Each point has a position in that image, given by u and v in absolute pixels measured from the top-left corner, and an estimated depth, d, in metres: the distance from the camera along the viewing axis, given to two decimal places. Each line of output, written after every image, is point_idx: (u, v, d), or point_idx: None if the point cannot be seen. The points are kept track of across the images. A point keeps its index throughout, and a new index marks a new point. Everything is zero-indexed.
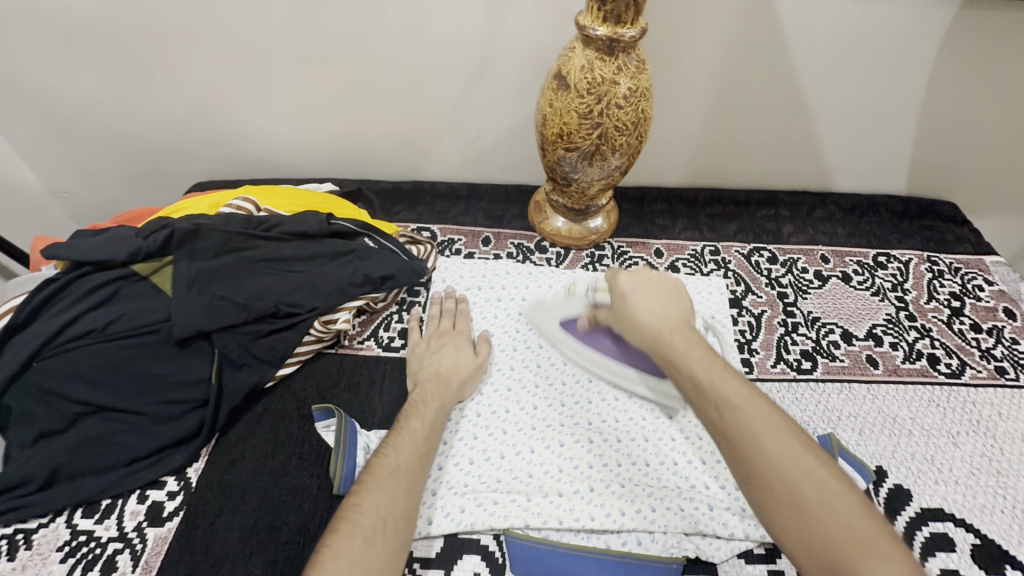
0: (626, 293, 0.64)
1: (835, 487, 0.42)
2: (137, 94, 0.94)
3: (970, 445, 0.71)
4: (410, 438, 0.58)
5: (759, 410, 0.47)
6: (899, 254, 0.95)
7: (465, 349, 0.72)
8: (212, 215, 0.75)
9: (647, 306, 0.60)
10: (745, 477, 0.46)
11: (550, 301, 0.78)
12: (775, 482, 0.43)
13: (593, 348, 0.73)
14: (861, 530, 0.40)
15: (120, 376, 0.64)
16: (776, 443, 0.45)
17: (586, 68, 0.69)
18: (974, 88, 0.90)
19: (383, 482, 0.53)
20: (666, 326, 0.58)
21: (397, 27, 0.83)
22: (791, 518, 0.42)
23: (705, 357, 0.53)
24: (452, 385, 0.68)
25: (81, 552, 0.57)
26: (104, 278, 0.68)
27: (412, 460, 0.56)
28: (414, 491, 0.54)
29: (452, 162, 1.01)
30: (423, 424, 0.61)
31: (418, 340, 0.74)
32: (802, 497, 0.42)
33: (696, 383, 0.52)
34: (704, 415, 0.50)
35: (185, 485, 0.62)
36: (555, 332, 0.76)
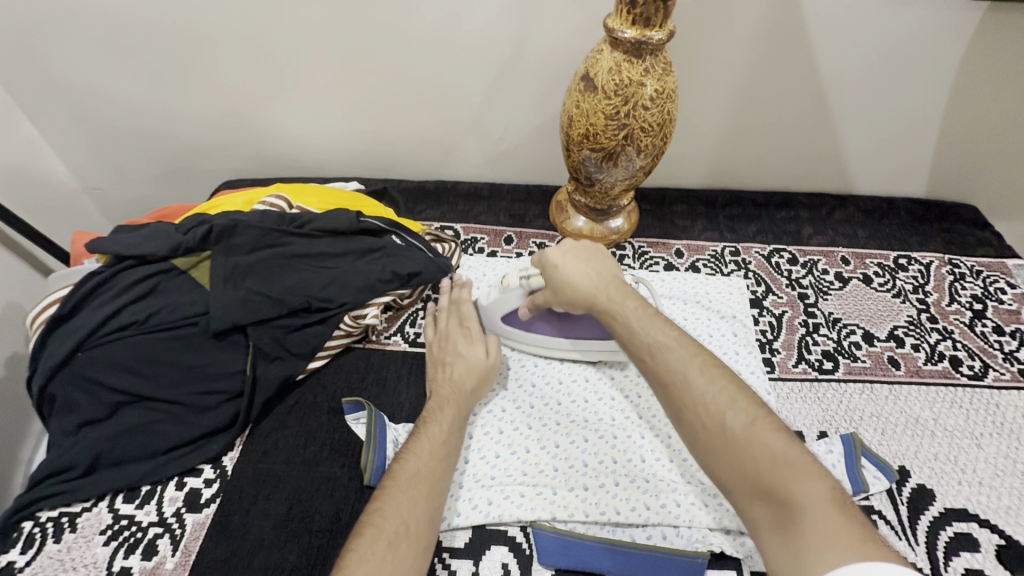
0: (556, 263, 0.65)
1: (750, 415, 0.48)
2: (171, 95, 0.96)
3: (994, 447, 0.71)
4: (429, 444, 0.58)
5: (686, 352, 0.55)
6: (920, 257, 0.96)
7: (475, 348, 0.70)
8: (247, 211, 0.77)
9: (579, 269, 0.64)
10: (676, 408, 0.52)
11: (486, 294, 0.74)
12: (700, 410, 0.50)
13: (536, 331, 0.74)
14: (778, 453, 0.45)
15: (160, 367, 0.66)
16: (702, 377, 0.51)
17: (613, 70, 0.70)
18: (997, 92, 0.91)
19: (403, 489, 0.53)
20: (601, 285, 0.63)
21: (427, 30, 0.85)
22: (713, 439, 0.48)
23: (640, 310, 0.60)
24: (468, 390, 0.66)
25: (123, 535, 0.59)
26: (144, 272, 0.70)
27: (432, 465, 0.57)
28: (435, 496, 0.55)
29: (475, 162, 1.03)
30: (442, 429, 0.61)
31: (433, 337, 0.74)
32: (726, 422, 0.48)
33: (632, 332, 0.59)
34: (639, 361, 0.57)
35: (221, 473, 0.64)
36: (496, 325, 0.75)
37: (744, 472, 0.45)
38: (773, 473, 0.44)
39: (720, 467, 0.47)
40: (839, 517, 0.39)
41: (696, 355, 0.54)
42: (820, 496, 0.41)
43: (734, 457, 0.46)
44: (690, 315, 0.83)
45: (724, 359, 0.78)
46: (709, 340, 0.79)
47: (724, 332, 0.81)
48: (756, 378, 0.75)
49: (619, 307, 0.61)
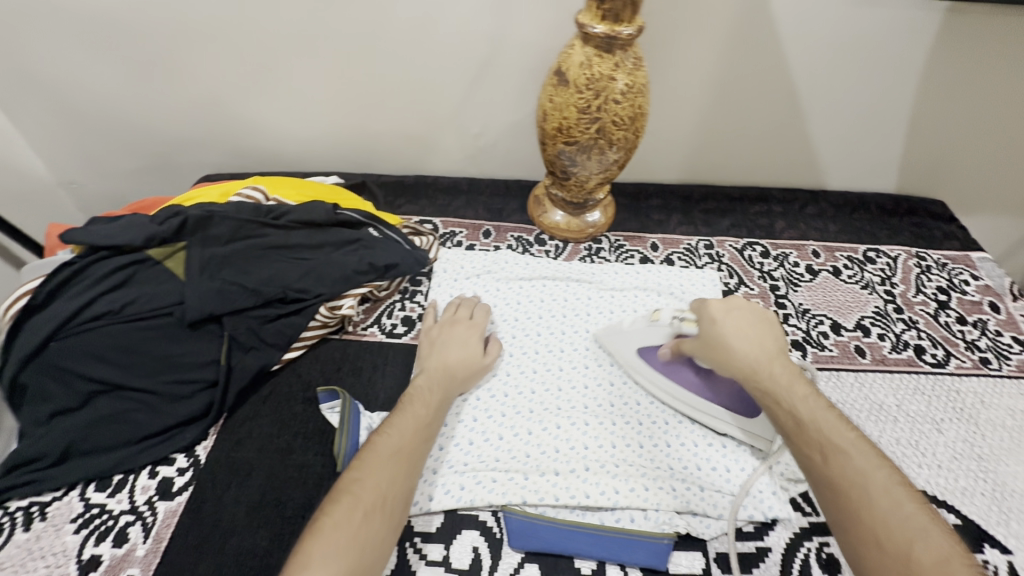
0: (718, 321, 0.64)
1: (949, 549, 0.43)
2: (149, 88, 0.96)
3: (953, 431, 0.74)
4: (414, 423, 0.59)
5: (870, 464, 0.50)
6: (888, 250, 0.98)
7: (474, 343, 0.72)
8: (223, 203, 0.77)
9: (742, 336, 0.62)
10: (847, 525, 0.47)
11: (627, 328, 0.74)
12: (881, 534, 0.45)
13: (672, 380, 0.70)
14: None
15: (134, 356, 0.66)
16: (890, 502, 0.46)
17: (585, 64, 0.71)
18: (960, 92, 0.94)
19: (383, 464, 0.54)
20: (766, 359, 0.60)
21: (404, 27, 0.86)
22: (895, 568, 0.43)
23: (810, 400, 0.56)
24: (458, 378, 0.68)
25: (93, 523, 0.59)
26: (118, 263, 0.70)
27: (415, 443, 0.57)
28: (413, 469, 0.55)
29: (454, 157, 1.04)
30: (428, 411, 0.62)
31: (433, 325, 0.76)
32: (914, 552, 0.43)
33: (802, 426, 0.54)
34: (804, 457, 0.53)
35: (194, 461, 0.64)
36: (631, 358, 0.73)
37: None
38: None
39: None
40: None
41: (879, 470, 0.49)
42: None
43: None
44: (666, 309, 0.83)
45: None
46: None
47: None
48: None
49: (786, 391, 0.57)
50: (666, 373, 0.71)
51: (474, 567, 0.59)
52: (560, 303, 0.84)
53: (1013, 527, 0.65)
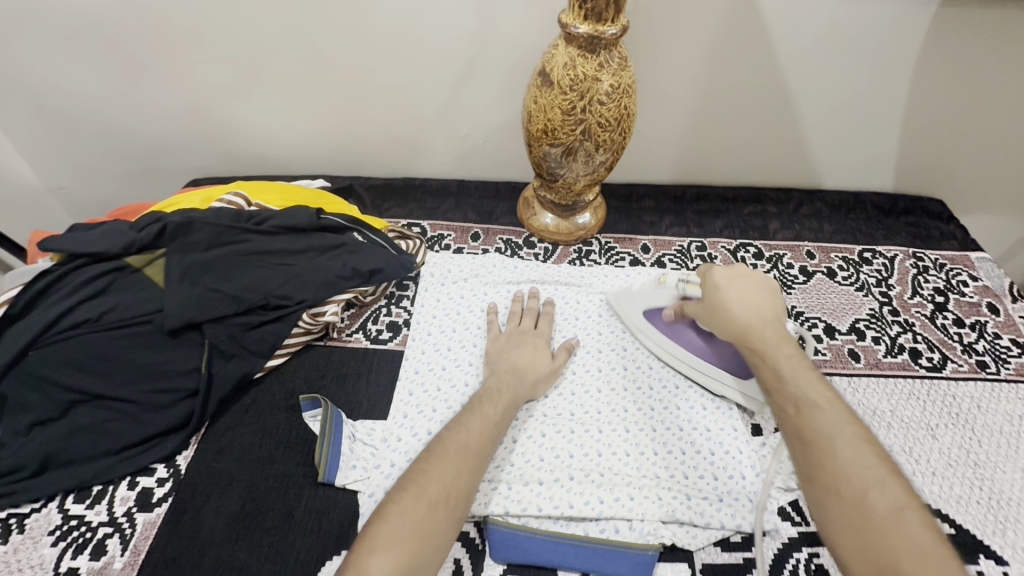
0: (720, 283, 0.68)
1: (904, 503, 0.46)
2: (134, 92, 0.95)
3: (949, 438, 0.72)
4: (481, 420, 0.58)
5: (840, 418, 0.53)
6: (884, 250, 0.96)
7: (544, 350, 0.72)
8: (204, 209, 0.77)
9: (741, 301, 0.65)
10: (809, 471, 0.51)
11: (636, 289, 0.80)
12: (840, 482, 0.48)
13: (677, 342, 0.74)
14: (921, 547, 0.42)
15: (113, 365, 0.66)
16: (852, 455, 0.50)
17: (569, 65, 0.70)
18: (956, 88, 0.92)
19: (450, 458, 0.53)
20: (758, 323, 0.63)
21: (388, 29, 0.85)
22: (848, 513, 0.47)
23: (794, 359, 0.59)
24: (528, 381, 0.67)
25: (71, 535, 0.59)
26: (97, 271, 0.69)
27: (480, 440, 0.56)
28: (479, 464, 0.55)
29: (443, 160, 1.03)
30: (496, 411, 0.61)
31: (498, 334, 0.74)
32: (870, 503, 0.46)
33: (782, 382, 0.57)
34: (781, 410, 0.56)
35: (174, 471, 0.64)
36: (637, 321, 0.78)
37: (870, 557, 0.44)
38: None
39: (841, 538, 0.47)
40: None
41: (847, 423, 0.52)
42: None
43: (864, 535, 0.45)
44: None
45: None
46: None
47: None
48: None
49: (774, 351, 0.60)
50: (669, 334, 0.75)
51: None
52: (568, 308, 0.82)
53: (1008, 537, 0.64)
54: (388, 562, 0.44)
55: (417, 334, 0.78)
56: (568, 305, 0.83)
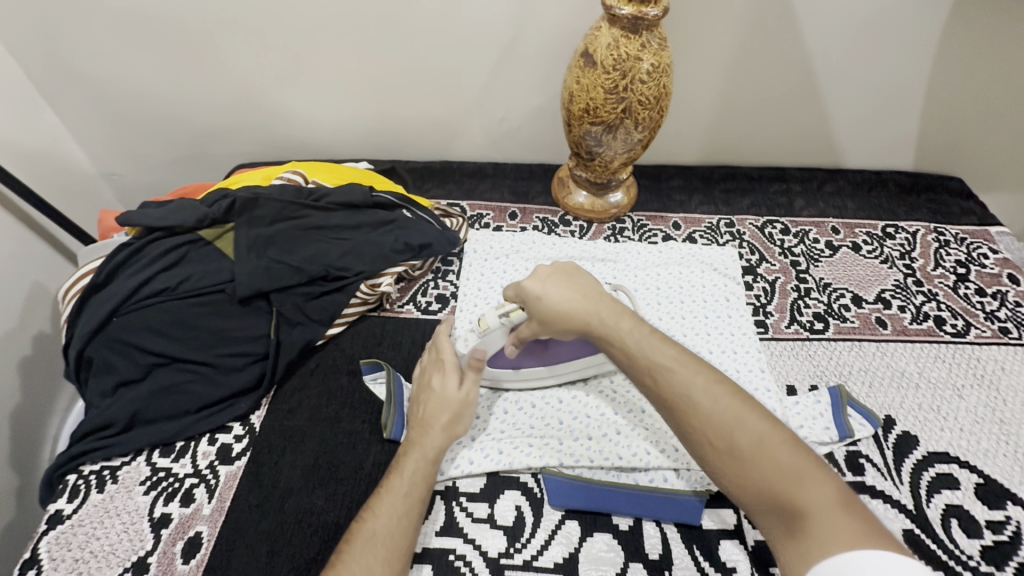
0: (541, 291, 0.61)
1: (763, 430, 0.48)
2: (185, 80, 1.00)
3: (974, 397, 0.76)
4: (391, 500, 0.56)
5: (688, 370, 0.54)
6: (907, 226, 1.00)
7: (450, 379, 0.64)
8: (266, 185, 0.81)
9: (564, 298, 0.60)
10: (683, 432, 0.52)
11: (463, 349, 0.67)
12: (710, 433, 0.50)
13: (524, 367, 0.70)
14: (786, 462, 0.46)
15: (189, 331, 0.70)
16: (709, 398, 0.51)
17: (612, 46, 0.74)
18: (976, 65, 0.94)
19: (359, 555, 0.52)
20: (591, 304, 0.60)
21: (431, 16, 0.89)
22: (727, 459, 0.48)
23: (637, 331, 0.58)
24: (434, 429, 0.61)
25: (161, 485, 0.63)
26: (171, 243, 0.74)
27: (396, 522, 0.55)
28: (397, 544, 0.53)
29: (479, 143, 1.07)
30: (403, 481, 0.58)
31: (415, 373, 0.69)
32: (738, 441, 0.48)
33: (632, 357, 0.56)
34: (642, 384, 0.56)
35: (250, 429, 0.68)
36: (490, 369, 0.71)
37: (756, 491, 0.47)
38: (791, 489, 0.45)
39: (730, 484, 0.49)
40: (842, 520, 0.43)
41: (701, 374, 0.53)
42: (829, 505, 0.44)
43: (747, 476, 0.47)
44: (706, 282, 0.87)
45: (721, 319, 0.82)
46: (705, 304, 0.84)
47: (716, 294, 0.86)
48: (749, 338, 0.80)
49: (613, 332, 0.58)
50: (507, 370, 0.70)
51: (519, 523, 0.63)
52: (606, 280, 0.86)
53: None
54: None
55: (464, 305, 0.82)
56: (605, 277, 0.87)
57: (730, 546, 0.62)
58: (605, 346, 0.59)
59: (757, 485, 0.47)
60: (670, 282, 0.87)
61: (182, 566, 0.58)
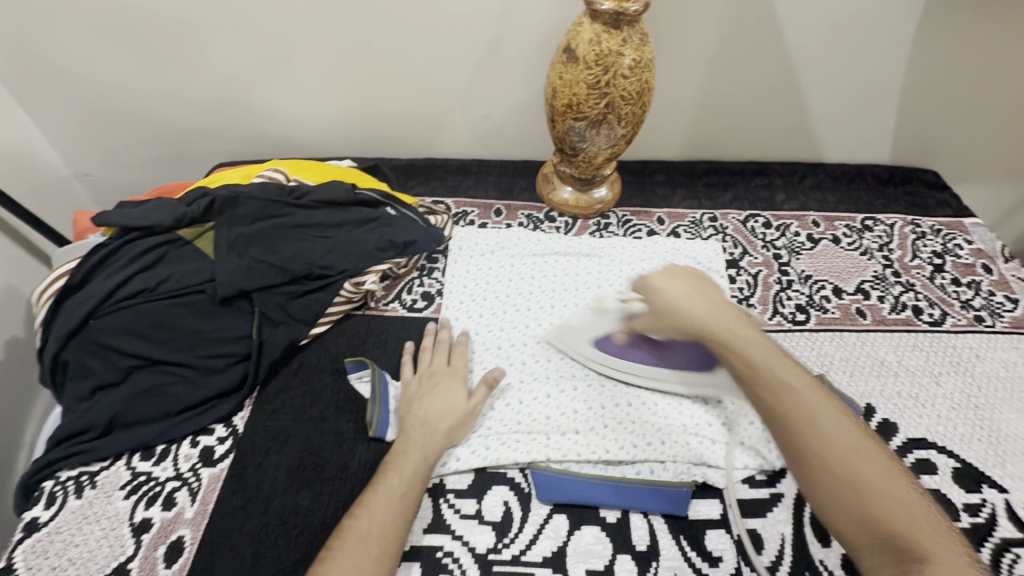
0: (660, 283, 0.65)
1: (884, 471, 0.48)
2: (162, 78, 0.98)
3: (951, 384, 0.78)
4: (386, 497, 0.56)
5: (813, 395, 0.54)
6: (885, 218, 1.02)
7: (457, 391, 0.68)
8: (246, 184, 0.80)
9: (689, 298, 0.63)
10: (798, 456, 0.52)
11: (573, 324, 0.76)
12: (832, 464, 0.49)
13: (632, 359, 0.73)
14: (908, 500, 0.46)
15: (169, 333, 0.69)
16: (835, 428, 0.51)
17: (594, 41, 0.74)
18: (950, 60, 0.97)
19: (351, 552, 0.52)
20: (711, 310, 0.62)
21: (412, 12, 0.88)
22: (847, 491, 0.48)
23: (759, 346, 0.58)
24: (440, 433, 0.63)
25: (141, 490, 0.62)
26: (149, 243, 0.72)
27: (390, 519, 0.55)
28: (388, 540, 0.54)
29: (464, 139, 1.06)
30: (401, 481, 0.58)
31: (410, 378, 0.70)
32: (861, 478, 0.48)
33: (752, 369, 0.57)
34: (762, 404, 0.55)
35: (233, 431, 0.67)
36: (588, 350, 0.74)
37: (876, 528, 0.46)
38: (910, 529, 0.44)
39: (841, 518, 0.48)
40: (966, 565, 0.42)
41: (824, 398, 0.53)
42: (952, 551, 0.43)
43: (866, 513, 0.46)
44: None
45: None
46: None
47: None
48: None
49: (733, 346, 0.59)
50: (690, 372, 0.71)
51: (506, 518, 0.63)
52: (591, 276, 0.87)
53: (1008, 468, 0.70)
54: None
55: (450, 302, 0.82)
56: (591, 272, 0.87)
57: (715, 535, 0.62)
58: (722, 354, 0.59)
59: (871, 521, 0.46)
60: (654, 276, 0.87)
61: (164, 571, 0.57)
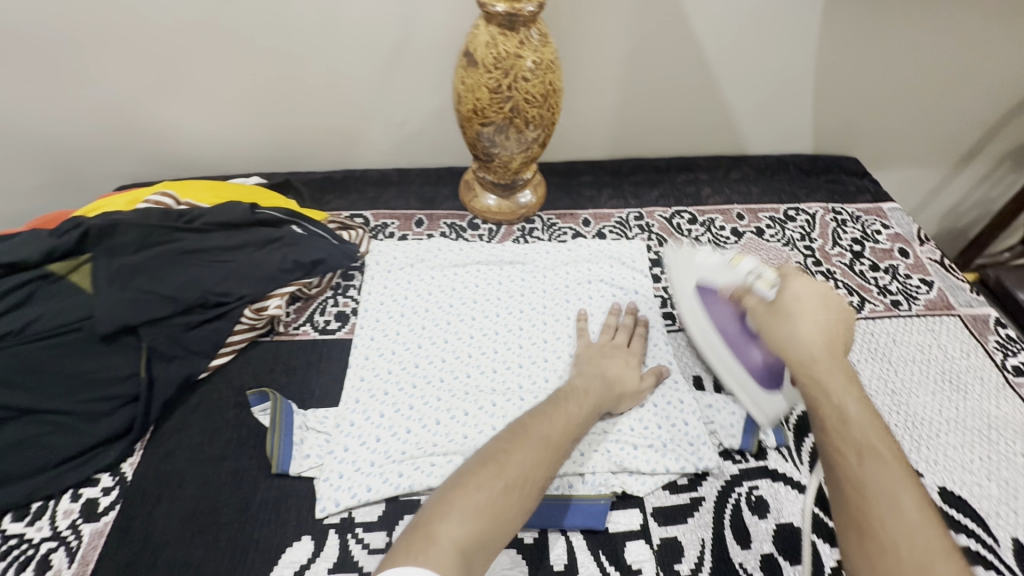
0: (798, 295, 0.59)
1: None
2: (45, 97, 0.91)
3: (869, 370, 0.79)
4: (565, 417, 0.59)
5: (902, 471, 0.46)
6: (807, 208, 1.03)
7: (632, 366, 0.71)
8: (129, 210, 0.75)
9: (813, 320, 0.56)
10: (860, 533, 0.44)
11: (697, 260, 0.77)
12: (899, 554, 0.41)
13: (716, 319, 0.73)
14: None
15: (42, 378, 0.63)
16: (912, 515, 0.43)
17: (491, 43, 0.72)
18: (856, 50, 0.99)
19: (531, 447, 0.54)
20: (832, 351, 0.54)
21: (310, 19, 0.85)
22: None
23: (861, 402, 0.50)
24: (614, 391, 0.67)
25: (13, 554, 0.57)
26: (19, 280, 0.68)
27: (559, 438, 0.57)
28: (557, 459, 0.56)
29: (382, 149, 1.02)
30: (579, 412, 0.61)
31: (586, 347, 0.73)
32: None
33: (845, 422, 0.49)
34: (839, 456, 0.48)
35: (120, 479, 0.62)
36: (692, 296, 0.77)
37: None
38: None
39: None
40: None
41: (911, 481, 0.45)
42: None
43: None
44: (616, 277, 0.86)
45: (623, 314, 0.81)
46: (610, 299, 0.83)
47: (624, 288, 0.85)
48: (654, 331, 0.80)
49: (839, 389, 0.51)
50: (757, 369, 0.68)
51: None
52: (513, 283, 0.84)
53: (922, 452, 0.71)
54: (458, 530, 0.45)
55: (364, 321, 0.78)
56: (513, 279, 0.85)
57: (636, 547, 0.61)
58: (812, 396, 0.52)
59: None
60: (577, 278, 0.85)
61: None
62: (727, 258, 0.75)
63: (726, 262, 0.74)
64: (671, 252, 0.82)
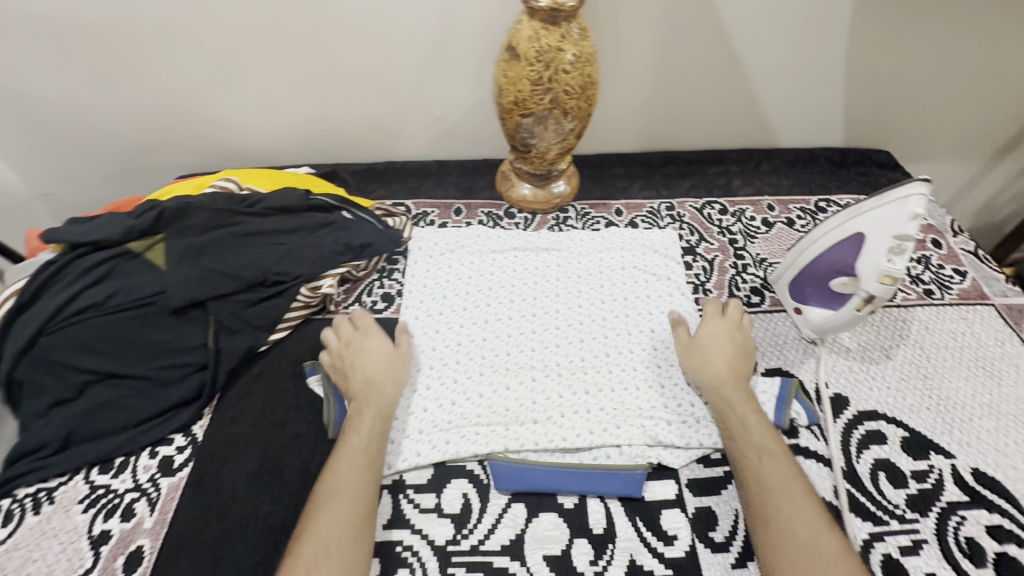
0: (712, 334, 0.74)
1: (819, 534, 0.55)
2: (114, 96, 0.99)
3: (901, 355, 0.80)
4: (354, 461, 0.60)
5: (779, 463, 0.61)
6: (838, 199, 1.04)
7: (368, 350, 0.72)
8: (197, 194, 0.82)
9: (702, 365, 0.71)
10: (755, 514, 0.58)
11: (886, 224, 0.68)
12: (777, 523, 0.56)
13: (834, 250, 0.74)
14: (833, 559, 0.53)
15: (121, 346, 0.69)
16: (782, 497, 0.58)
17: (533, 38, 0.76)
18: (888, 45, 0.99)
19: (327, 508, 0.56)
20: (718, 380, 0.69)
21: (357, 20, 0.90)
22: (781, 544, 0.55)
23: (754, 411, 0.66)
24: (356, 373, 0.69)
25: (101, 502, 0.63)
26: (99, 258, 0.74)
27: (358, 473, 0.60)
28: (362, 504, 0.58)
29: (422, 141, 1.07)
30: (362, 435, 0.63)
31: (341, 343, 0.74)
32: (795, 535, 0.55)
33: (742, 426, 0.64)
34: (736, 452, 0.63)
35: (192, 439, 0.68)
36: (852, 226, 0.72)
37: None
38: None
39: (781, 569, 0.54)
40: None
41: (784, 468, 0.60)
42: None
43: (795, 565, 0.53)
44: (649, 263, 0.89)
45: (659, 300, 0.84)
46: (644, 284, 0.86)
47: (658, 274, 0.88)
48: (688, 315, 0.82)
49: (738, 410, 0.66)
50: (802, 283, 0.80)
51: (465, 510, 0.64)
52: (549, 268, 0.88)
53: (955, 435, 0.72)
54: None
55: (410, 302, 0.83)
56: (548, 264, 0.89)
57: (670, 514, 0.64)
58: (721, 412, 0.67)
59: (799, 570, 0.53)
60: (613, 264, 0.89)
61: None
62: (892, 270, 0.68)
63: (885, 271, 0.68)
64: (898, 198, 0.67)
